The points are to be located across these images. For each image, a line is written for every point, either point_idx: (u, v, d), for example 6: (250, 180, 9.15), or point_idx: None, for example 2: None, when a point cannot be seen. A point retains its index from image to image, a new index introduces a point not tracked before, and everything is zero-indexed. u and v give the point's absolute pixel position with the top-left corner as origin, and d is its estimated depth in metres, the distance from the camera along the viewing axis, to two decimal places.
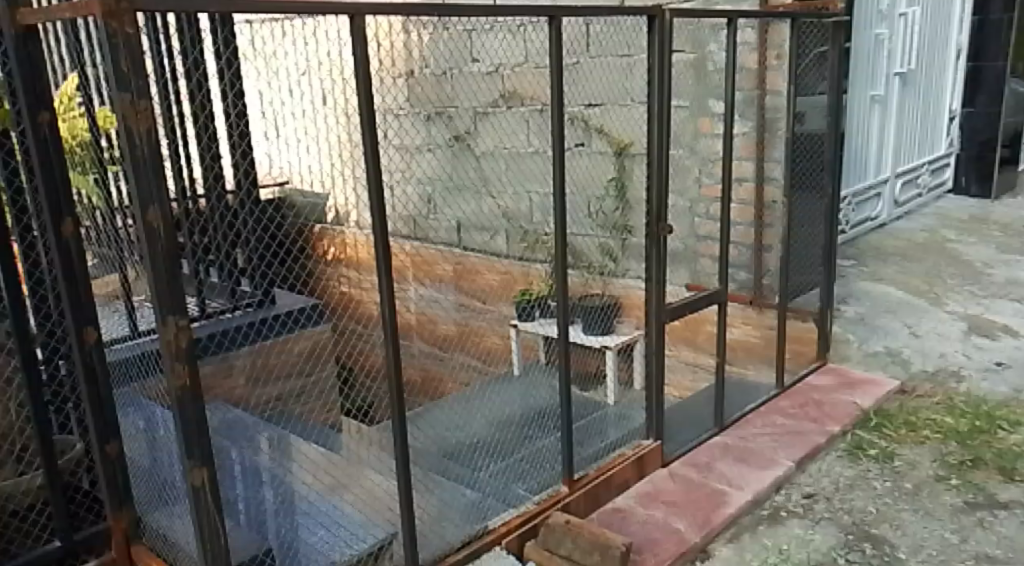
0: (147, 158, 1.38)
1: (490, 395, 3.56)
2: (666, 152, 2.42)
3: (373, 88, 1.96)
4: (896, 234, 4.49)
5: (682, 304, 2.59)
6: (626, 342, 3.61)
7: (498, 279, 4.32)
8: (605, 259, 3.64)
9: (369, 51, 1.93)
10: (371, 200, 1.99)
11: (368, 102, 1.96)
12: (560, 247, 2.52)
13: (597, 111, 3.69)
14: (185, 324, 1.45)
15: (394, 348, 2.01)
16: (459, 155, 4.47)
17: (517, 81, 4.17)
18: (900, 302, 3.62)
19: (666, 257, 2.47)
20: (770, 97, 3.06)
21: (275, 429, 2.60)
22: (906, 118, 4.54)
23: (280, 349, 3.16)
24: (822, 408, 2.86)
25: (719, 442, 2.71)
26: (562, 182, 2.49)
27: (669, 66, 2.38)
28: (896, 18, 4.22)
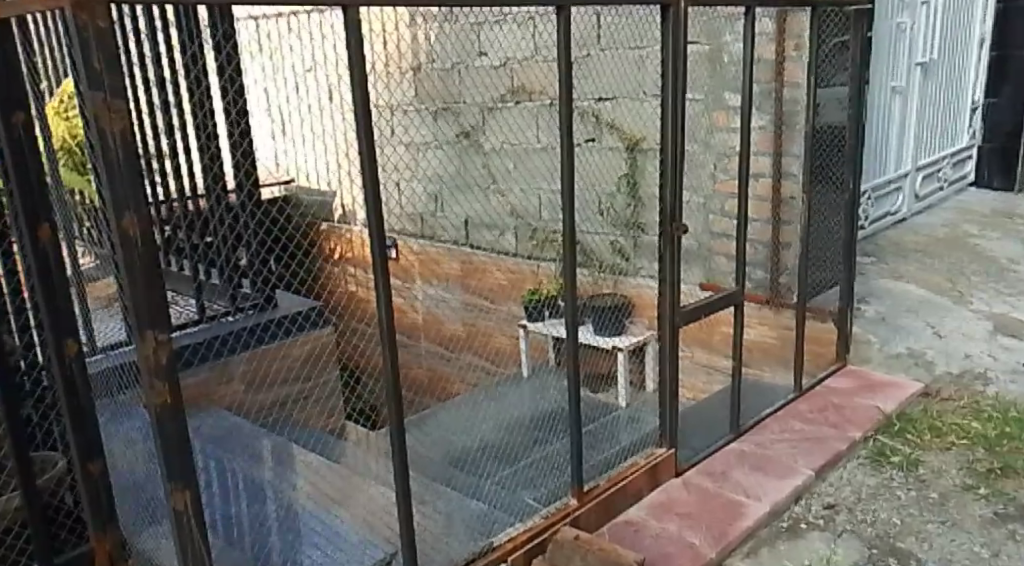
0: (121, 160, 1.29)
1: (500, 398, 3.58)
2: (679, 148, 2.31)
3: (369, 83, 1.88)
4: (917, 229, 4.36)
5: (700, 305, 2.50)
6: (638, 344, 3.52)
7: (506, 277, 4.21)
8: (616, 258, 3.57)
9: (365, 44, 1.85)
10: (368, 203, 1.90)
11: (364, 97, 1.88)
12: (568, 244, 2.43)
13: (608, 105, 3.66)
14: (165, 339, 1.36)
15: (390, 349, 1.91)
16: (465, 152, 4.31)
17: (525, 74, 4.06)
18: (923, 300, 3.50)
19: (680, 257, 2.36)
20: (789, 90, 2.88)
21: (280, 443, 2.67)
22: (927, 110, 4.41)
23: (274, 355, 3.19)
24: (843, 412, 2.76)
25: (734, 449, 2.60)
26: (571, 179, 2.40)
27: (683, 56, 2.27)
28: (918, 7, 4.10)
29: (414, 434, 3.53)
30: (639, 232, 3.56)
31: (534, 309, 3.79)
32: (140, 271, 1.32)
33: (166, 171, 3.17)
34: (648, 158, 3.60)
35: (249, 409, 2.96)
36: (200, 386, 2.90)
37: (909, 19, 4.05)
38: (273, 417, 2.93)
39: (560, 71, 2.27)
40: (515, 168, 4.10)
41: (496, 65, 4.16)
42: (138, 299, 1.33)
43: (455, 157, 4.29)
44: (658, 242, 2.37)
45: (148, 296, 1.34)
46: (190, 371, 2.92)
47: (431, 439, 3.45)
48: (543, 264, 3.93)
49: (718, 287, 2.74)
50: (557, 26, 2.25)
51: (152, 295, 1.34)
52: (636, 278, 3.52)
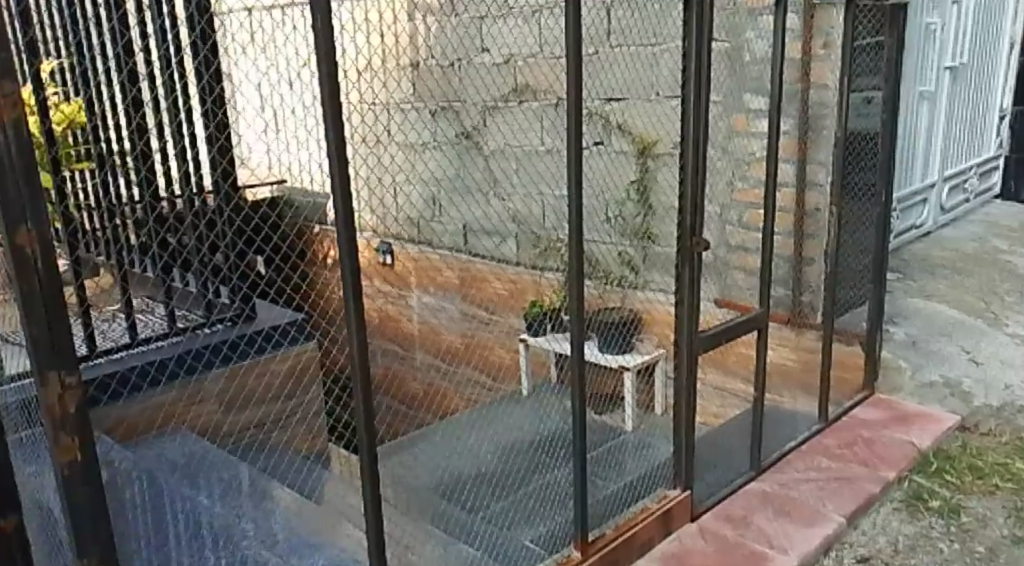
0: (13, 163, 1.08)
1: (503, 425, 3.33)
2: (702, 157, 2.02)
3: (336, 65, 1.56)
4: (943, 244, 4.11)
5: (717, 332, 2.20)
6: (645, 363, 3.28)
7: (506, 287, 3.91)
8: (623, 269, 3.39)
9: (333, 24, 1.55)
10: (340, 237, 1.61)
11: (331, 84, 1.57)
12: (575, 256, 2.15)
13: (617, 106, 3.43)
14: (72, 386, 1.17)
15: (361, 371, 1.66)
16: (465, 155, 3.91)
17: (529, 71, 3.63)
18: (956, 322, 3.23)
19: (699, 276, 2.09)
20: (815, 91, 2.74)
21: (261, 478, 2.41)
22: (955, 117, 4.15)
23: (258, 371, 2.79)
24: (873, 449, 2.50)
25: (756, 488, 2.35)
26: (578, 185, 2.10)
27: (708, 53, 1.98)
28: (949, 7, 3.83)
29: (389, 459, 3.24)
30: (648, 243, 3.35)
31: (534, 323, 3.59)
32: (48, 303, 1.14)
33: (137, 170, 2.90)
34: (660, 165, 3.34)
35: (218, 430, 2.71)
36: (149, 412, 2.59)
37: (940, 20, 3.78)
38: (249, 441, 2.72)
39: (567, 68, 2.00)
40: (516, 175, 3.82)
41: (499, 62, 3.75)
42: (38, 336, 1.14)
43: (453, 156, 4.01)
44: (674, 258, 2.10)
45: (50, 332, 1.14)
46: (147, 393, 2.58)
47: (415, 462, 3.18)
48: (546, 273, 3.73)
49: (747, 310, 2.43)
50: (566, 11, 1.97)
51: (60, 333, 1.15)
52: (644, 292, 3.35)
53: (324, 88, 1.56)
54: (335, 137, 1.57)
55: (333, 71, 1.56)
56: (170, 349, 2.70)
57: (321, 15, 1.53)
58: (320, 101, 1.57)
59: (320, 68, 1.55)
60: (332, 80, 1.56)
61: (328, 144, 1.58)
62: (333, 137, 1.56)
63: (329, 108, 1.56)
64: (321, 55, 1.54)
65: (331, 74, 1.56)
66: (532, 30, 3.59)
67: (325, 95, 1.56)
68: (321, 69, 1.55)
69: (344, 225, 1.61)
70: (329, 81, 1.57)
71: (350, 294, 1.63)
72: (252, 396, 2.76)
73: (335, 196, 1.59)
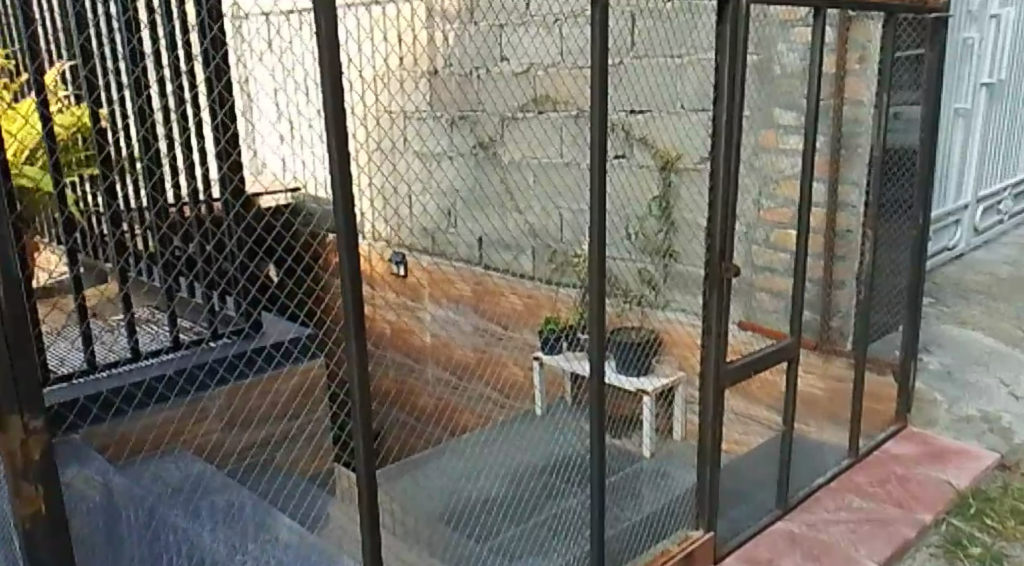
0: None
1: (518, 450, 3.22)
2: (734, 177, 1.90)
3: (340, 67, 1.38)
4: (977, 267, 3.95)
5: (747, 364, 2.05)
6: (664, 389, 3.13)
7: (521, 302, 3.80)
8: (642, 287, 3.31)
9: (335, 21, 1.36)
10: (344, 269, 1.45)
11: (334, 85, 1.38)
12: (597, 270, 1.92)
13: (641, 119, 3.28)
14: (36, 432, 1.18)
15: (362, 407, 1.50)
16: (483, 164, 3.79)
17: (549, 82, 3.48)
18: (993, 351, 3.07)
19: (728, 305, 1.95)
20: (850, 107, 2.66)
21: (262, 505, 2.30)
22: (990, 136, 4.00)
23: (265, 389, 2.67)
24: (908, 488, 2.36)
25: (782, 528, 2.22)
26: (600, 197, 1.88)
27: (743, 70, 1.85)
28: (988, 20, 3.68)
29: (399, 479, 3.12)
30: (670, 261, 3.27)
31: (552, 339, 3.44)
32: (15, 346, 1.14)
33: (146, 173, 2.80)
34: (687, 181, 3.18)
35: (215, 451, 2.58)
36: (146, 428, 2.47)
37: (978, 34, 3.63)
38: (251, 461, 2.63)
39: (593, 89, 1.79)
40: (535, 188, 3.64)
41: (518, 72, 3.59)
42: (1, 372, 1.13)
43: (470, 167, 3.85)
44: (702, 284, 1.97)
45: (14, 377, 1.15)
46: (146, 409, 2.46)
47: (426, 483, 3.06)
48: (563, 289, 3.60)
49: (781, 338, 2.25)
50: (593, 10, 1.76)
51: (24, 379, 1.15)
52: (663, 312, 3.31)
53: (326, 99, 1.38)
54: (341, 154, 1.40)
55: (340, 79, 1.39)
56: (174, 364, 2.56)
57: (326, 16, 1.35)
58: (322, 112, 1.39)
59: (323, 75, 1.37)
60: (337, 88, 1.39)
61: (331, 160, 1.41)
62: (336, 153, 1.39)
63: (333, 121, 1.39)
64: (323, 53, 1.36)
65: (335, 84, 1.38)
66: (554, 38, 3.43)
67: (328, 106, 1.38)
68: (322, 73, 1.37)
69: (349, 253, 1.45)
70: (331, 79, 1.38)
71: (351, 326, 1.48)
72: (252, 417, 2.64)
73: (337, 222, 1.43)
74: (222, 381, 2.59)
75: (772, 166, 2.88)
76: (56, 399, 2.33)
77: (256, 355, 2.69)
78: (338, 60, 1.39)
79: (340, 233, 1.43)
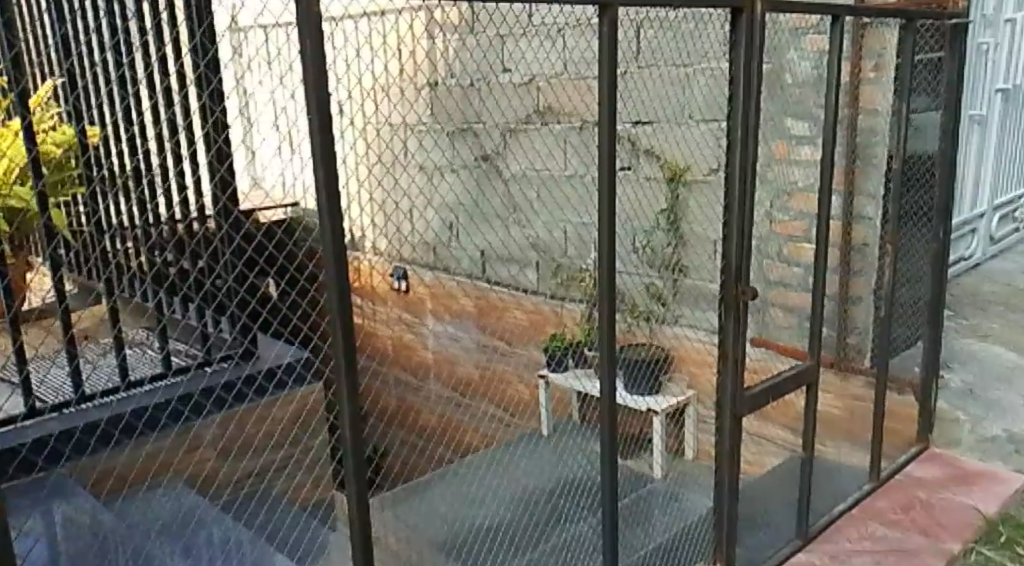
0: None
1: (524, 474, 3.13)
2: (750, 194, 1.80)
3: (329, 86, 1.30)
4: (993, 277, 3.84)
5: (766, 389, 1.95)
6: (674, 406, 3.04)
7: (526, 316, 3.72)
8: (651, 304, 3.18)
9: (324, 40, 1.27)
10: (331, 298, 1.37)
11: (324, 102, 1.29)
12: (608, 291, 1.80)
13: (646, 130, 3.16)
14: None
15: (352, 439, 1.43)
16: (486, 177, 3.70)
17: (552, 94, 3.41)
18: (1017, 367, 2.95)
19: (745, 329, 1.85)
20: (864, 117, 2.58)
21: (260, 541, 2.20)
22: (1006, 142, 3.89)
23: (262, 416, 2.58)
24: (934, 516, 2.26)
25: (804, 560, 2.11)
26: (611, 213, 1.74)
27: (758, 76, 1.75)
28: (1003, 24, 3.58)
29: (401, 504, 3.01)
30: (679, 276, 3.17)
31: (555, 359, 3.37)
32: None
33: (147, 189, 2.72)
34: (696, 193, 3.08)
35: (211, 476, 2.51)
36: (138, 459, 2.37)
37: (993, 39, 3.53)
38: (248, 490, 2.56)
39: (600, 108, 1.67)
40: (538, 201, 3.59)
41: (519, 84, 3.53)
42: None
43: (474, 181, 3.76)
44: (717, 308, 1.87)
45: None
46: (137, 439, 2.36)
47: (430, 509, 2.96)
48: (568, 303, 3.58)
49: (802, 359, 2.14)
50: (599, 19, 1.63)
51: None
52: (674, 327, 3.22)
53: (313, 124, 1.30)
54: (328, 185, 1.32)
55: (326, 104, 1.30)
56: (165, 390, 2.46)
57: (311, 37, 1.27)
58: (308, 135, 1.31)
59: (309, 98, 1.28)
60: (324, 109, 1.30)
61: (318, 184, 1.33)
62: (322, 178, 1.32)
63: (319, 145, 1.31)
64: (309, 71, 1.27)
65: (322, 111, 1.30)
66: (556, 49, 3.34)
67: (315, 127, 1.30)
68: (310, 94, 1.28)
69: (337, 283, 1.37)
70: (318, 98, 1.29)
71: (342, 359, 1.40)
72: (248, 443, 2.56)
73: (324, 252, 1.35)
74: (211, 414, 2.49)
75: (784, 178, 2.79)
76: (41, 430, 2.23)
77: (248, 383, 2.59)
78: (325, 82, 1.30)
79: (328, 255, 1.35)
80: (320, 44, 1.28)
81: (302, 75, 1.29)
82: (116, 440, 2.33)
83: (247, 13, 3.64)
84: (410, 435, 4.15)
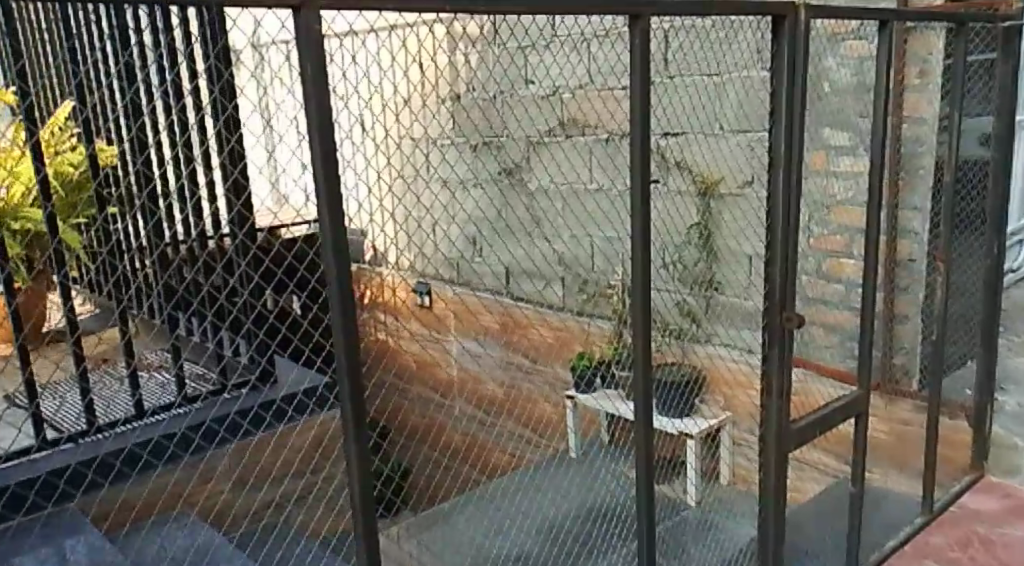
0: None
1: (552, 499, 3.00)
2: (793, 212, 1.67)
3: (334, 108, 1.20)
4: None
5: (813, 422, 1.83)
6: (711, 430, 2.88)
7: (552, 334, 3.59)
8: (683, 321, 3.08)
9: (326, 58, 1.18)
10: (338, 329, 1.27)
11: (323, 127, 1.20)
12: (642, 312, 1.68)
13: (676, 142, 3.05)
14: None
15: (361, 483, 1.32)
16: (510, 191, 3.59)
17: (575, 105, 3.30)
18: None
19: (792, 360, 1.73)
20: (909, 126, 2.43)
21: None
22: None
23: (280, 445, 2.48)
24: (995, 552, 2.12)
25: None
26: (644, 233, 1.62)
27: (803, 83, 1.63)
28: None
29: (426, 532, 2.90)
30: (712, 293, 3.04)
31: (581, 381, 3.23)
32: None
33: (165, 204, 2.64)
34: (728, 206, 2.94)
35: (223, 512, 2.41)
36: (151, 492, 2.27)
37: None
38: (266, 523, 2.46)
39: (632, 120, 1.55)
40: (565, 214, 3.45)
41: (544, 95, 3.40)
42: None
43: (498, 195, 3.64)
44: (760, 336, 1.75)
45: None
46: (150, 469, 2.27)
47: (455, 538, 2.83)
48: (595, 321, 3.41)
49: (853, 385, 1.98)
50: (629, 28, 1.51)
51: None
52: (706, 346, 3.09)
53: (316, 147, 1.20)
54: (330, 213, 1.23)
55: (329, 123, 1.21)
56: (177, 418, 2.36)
57: (312, 52, 1.17)
58: (310, 155, 1.21)
59: (307, 115, 1.19)
60: (328, 132, 1.20)
61: (323, 208, 1.23)
62: (324, 202, 1.23)
63: (321, 169, 1.21)
64: (311, 91, 1.18)
65: (322, 136, 1.20)
66: (581, 58, 3.24)
67: (316, 147, 1.20)
68: (313, 117, 1.19)
69: (343, 325, 1.27)
70: (322, 119, 1.20)
71: (349, 398, 1.30)
72: (263, 476, 2.46)
73: (331, 285, 1.25)
74: (221, 444, 2.37)
75: (822, 191, 2.65)
76: (50, 461, 2.15)
77: (262, 413, 2.47)
78: (328, 100, 1.21)
79: (334, 285, 1.25)
80: (322, 66, 1.18)
81: (305, 98, 1.20)
82: (126, 474, 2.23)
83: (263, 28, 3.56)
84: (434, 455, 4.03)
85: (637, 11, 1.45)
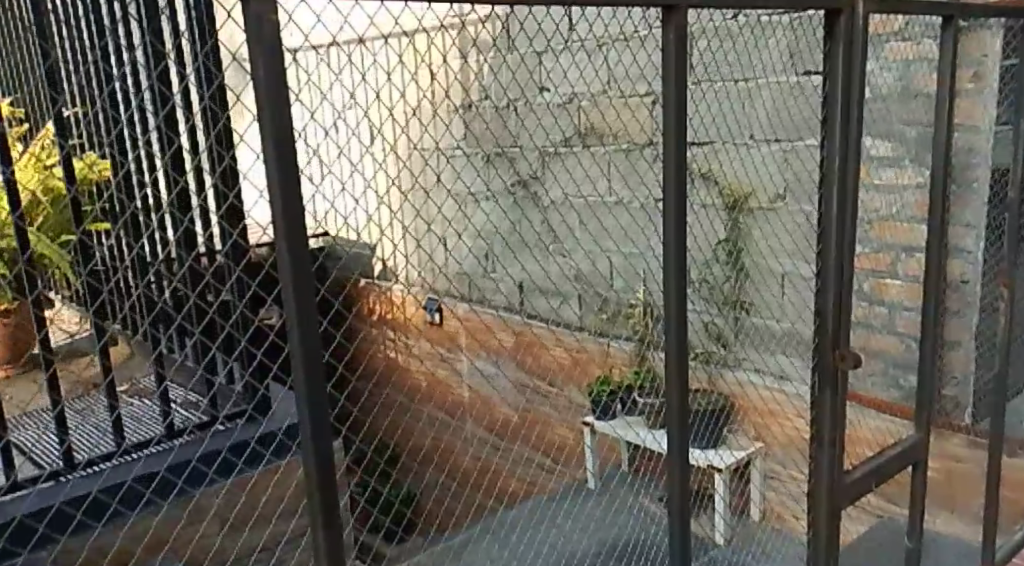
0: None
1: (570, 532, 2.79)
2: (847, 235, 1.47)
3: (293, 121, 1.01)
4: None
5: (867, 472, 1.63)
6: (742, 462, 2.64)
7: (568, 355, 3.34)
8: (711, 344, 2.86)
9: (278, 60, 0.99)
10: (295, 375, 1.07)
11: (276, 142, 1.01)
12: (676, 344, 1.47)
13: (703, 152, 2.83)
14: None
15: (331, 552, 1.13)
16: (524, 204, 3.39)
17: (596, 112, 3.10)
18: None
19: (844, 402, 1.54)
20: (962, 135, 2.22)
21: None
22: None
23: (259, 487, 2.22)
24: None
25: None
26: (677, 253, 1.42)
27: (859, 86, 1.43)
28: None
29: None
30: (741, 314, 2.81)
31: (601, 405, 2.96)
32: None
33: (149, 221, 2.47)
34: (758, 220, 2.72)
35: (197, 554, 2.17)
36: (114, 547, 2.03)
37: None
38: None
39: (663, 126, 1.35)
40: (582, 229, 3.24)
41: (562, 103, 3.17)
42: None
43: (510, 208, 3.44)
44: (808, 373, 1.55)
45: None
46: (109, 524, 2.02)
47: None
48: (614, 343, 3.17)
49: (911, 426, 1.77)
50: (660, 22, 1.31)
51: None
52: (735, 371, 2.85)
53: (272, 171, 1.01)
54: (288, 240, 1.04)
55: (288, 140, 1.01)
56: (147, 459, 2.12)
57: (264, 53, 0.98)
58: (265, 178, 1.02)
59: (261, 129, 1.00)
60: (282, 146, 1.01)
61: (277, 239, 1.04)
62: (282, 231, 1.03)
63: (277, 187, 1.02)
64: (261, 101, 0.99)
65: (281, 152, 1.01)
66: (598, 64, 3.04)
67: (269, 158, 1.01)
68: (264, 135, 1.00)
69: (304, 370, 1.08)
70: (274, 132, 1.01)
71: (315, 455, 1.10)
72: (243, 520, 2.23)
73: (289, 324, 1.06)
74: (186, 489, 2.11)
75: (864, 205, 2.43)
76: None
77: (238, 451, 2.18)
78: (288, 113, 1.01)
79: (291, 325, 1.06)
80: (277, 68, 0.99)
81: (255, 108, 1.01)
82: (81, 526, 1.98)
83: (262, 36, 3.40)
84: (445, 478, 3.84)
85: (670, 2, 1.26)
